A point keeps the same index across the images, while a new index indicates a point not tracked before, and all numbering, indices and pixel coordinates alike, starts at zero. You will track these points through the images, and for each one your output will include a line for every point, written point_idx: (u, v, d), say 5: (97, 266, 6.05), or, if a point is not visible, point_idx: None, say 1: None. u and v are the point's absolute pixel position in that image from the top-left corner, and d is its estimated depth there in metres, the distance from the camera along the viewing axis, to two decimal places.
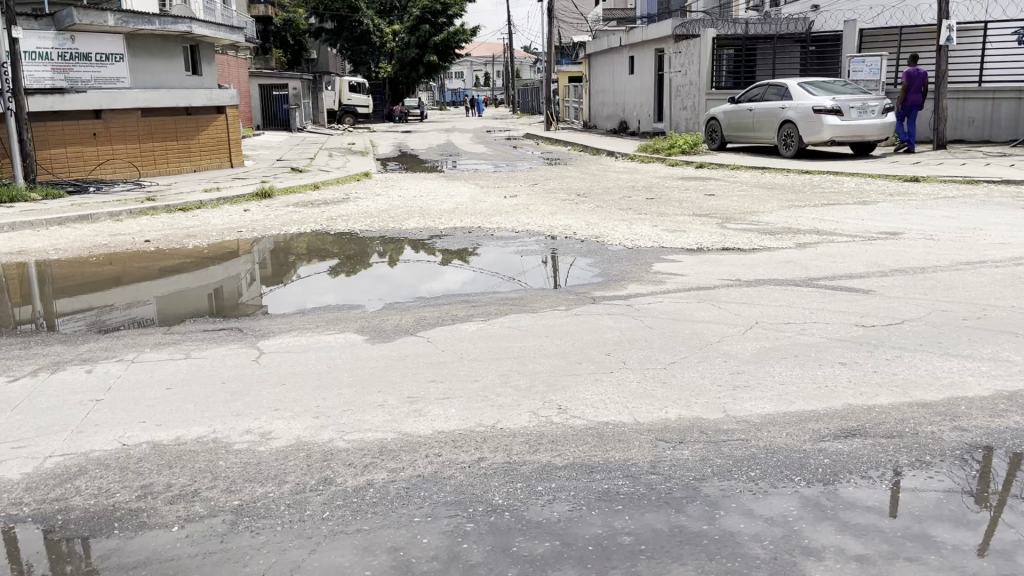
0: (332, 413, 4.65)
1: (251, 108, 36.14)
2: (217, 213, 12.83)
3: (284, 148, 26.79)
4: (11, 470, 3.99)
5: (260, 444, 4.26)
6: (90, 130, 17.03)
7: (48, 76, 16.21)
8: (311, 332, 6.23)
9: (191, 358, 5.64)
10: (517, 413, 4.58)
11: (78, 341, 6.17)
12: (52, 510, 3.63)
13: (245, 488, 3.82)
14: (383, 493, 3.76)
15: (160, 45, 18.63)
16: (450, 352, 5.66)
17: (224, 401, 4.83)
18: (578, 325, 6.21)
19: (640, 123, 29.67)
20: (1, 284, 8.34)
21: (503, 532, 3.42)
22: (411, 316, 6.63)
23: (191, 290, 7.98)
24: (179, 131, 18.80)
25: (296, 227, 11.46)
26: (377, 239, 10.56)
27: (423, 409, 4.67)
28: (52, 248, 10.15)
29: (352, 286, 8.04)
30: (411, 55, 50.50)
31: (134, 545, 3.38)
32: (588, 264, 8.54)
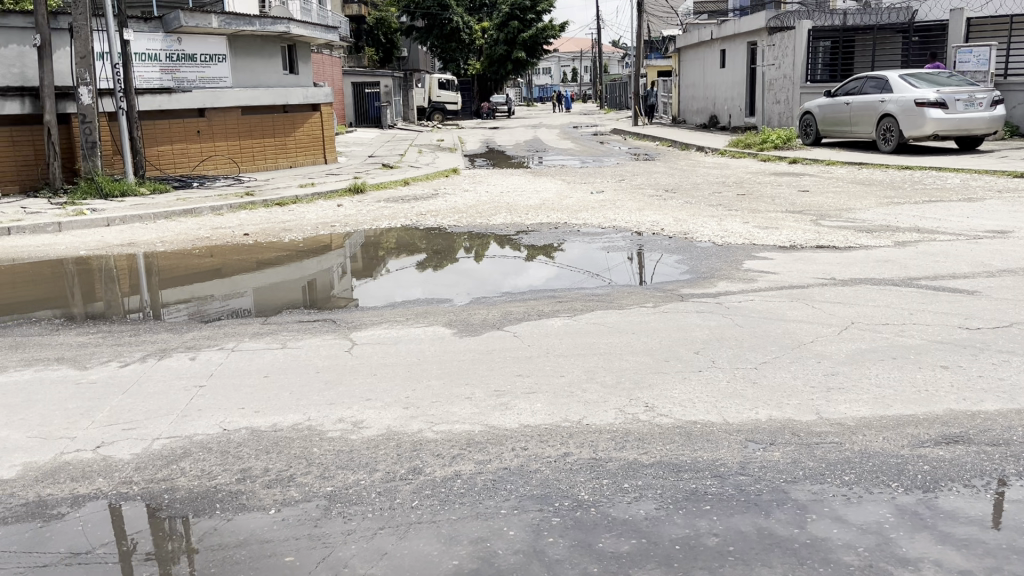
0: (421, 404, 4.74)
1: (344, 105, 36.99)
2: (311, 208, 13.18)
3: (375, 144, 27.34)
4: (123, 450, 4.21)
5: (352, 432, 4.38)
6: (194, 128, 17.76)
7: (156, 76, 17.28)
8: (401, 325, 6.36)
9: (287, 348, 5.84)
10: (604, 409, 4.57)
11: (182, 329, 6.47)
12: (159, 489, 3.82)
13: (338, 474, 3.94)
14: (470, 484, 3.82)
15: (259, 46, 19.31)
16: (536, 347, 5.69)
17: (318, 390, 4.99)
18: (666, 323, 6.14)
19: (731, 118, 29.06)
20: (112, 274, 8.80)
21: (589, 528, 3.43)
22: (498, 311, 6.69)
23: (284, 283, 8.21)
24: (276, 127, 19.41)
25: (387, 222, 11.70)
26: (464, 234, 10.69)
27: (509, 402, 4.71)
28: (159, 240, 10.65)
29: (439, 281, 8.14)
30: (500, 52, 50.60)
31: (234, 525, 3.53)
32: (677, 260, 8.45)
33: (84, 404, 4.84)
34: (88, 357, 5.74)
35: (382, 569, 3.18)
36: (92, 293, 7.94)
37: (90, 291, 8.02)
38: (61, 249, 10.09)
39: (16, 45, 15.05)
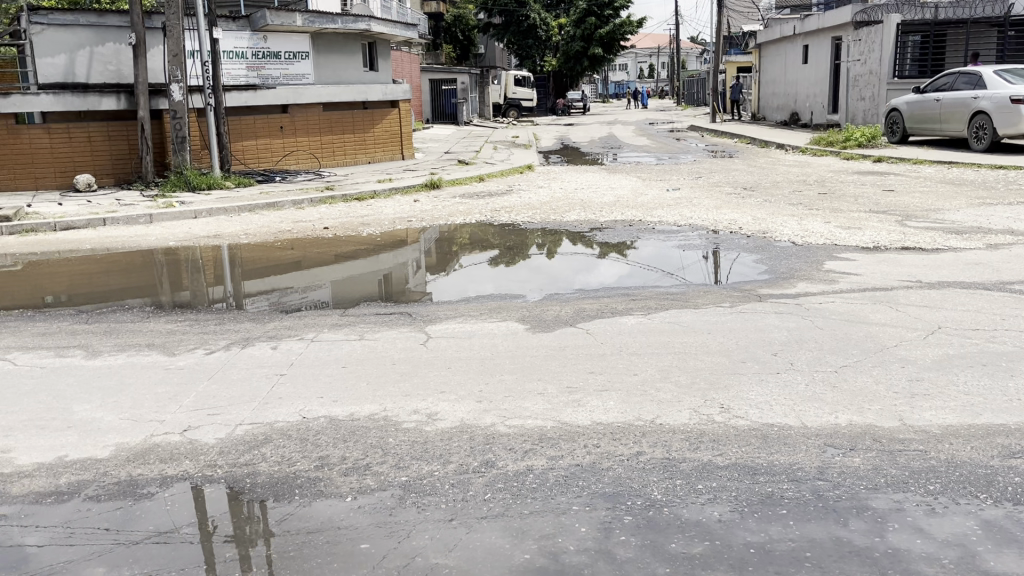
0: (494, 398, 4.78)
1: (422, 102, 37.46)
2: (388, 203, 13.40)
3: (451, 141, 27.62)
4: (208, 435, 4.36)
5: (426, 424, 4.44)
6: (277, 124, 18.23)
7: (243, 73, 17.80)
8: (476, 319, 6.42)
9: (365, 339, 5.96)
10: (678, 409, 4.53)
11: (264, 319, 6.67)
12: (241, 473, 3.95)
13: (412, 465, 4.01)
14: (542, 479, 3.83)
15: (341, 43, 19.69)
16: (610, 344, 5.66)
17: (395, 381, 5.08)
18: (743, 324, 6.04)
19: (813, 115, 28.34)
20: (199, 264, 9.13)
21: (661, 528, 3.40)
22: (572, 307, 6.69)
23: (362, 276, 8.37)
24: (356, 124, 19.77)
25: (462, 217, 11.81)
26: (538, 231, 10.70)
27: (582, 399, 4.71)
28: (242, 232, 10.99)
29: (512, 277, 8.19)
30: (576, 48, 50.37)
31: (312, 511, 3.62)
32: (754, 260, 8.30)
33: (172, 389, 5.04)
34: (176, 344, 5.97)
35: (454, 560, 3.23)
36: (180, 282, 8.24)
37: (177, 280, 8.33)
38: (151, 240, 10.51)
39: (112, 44, 15.69)
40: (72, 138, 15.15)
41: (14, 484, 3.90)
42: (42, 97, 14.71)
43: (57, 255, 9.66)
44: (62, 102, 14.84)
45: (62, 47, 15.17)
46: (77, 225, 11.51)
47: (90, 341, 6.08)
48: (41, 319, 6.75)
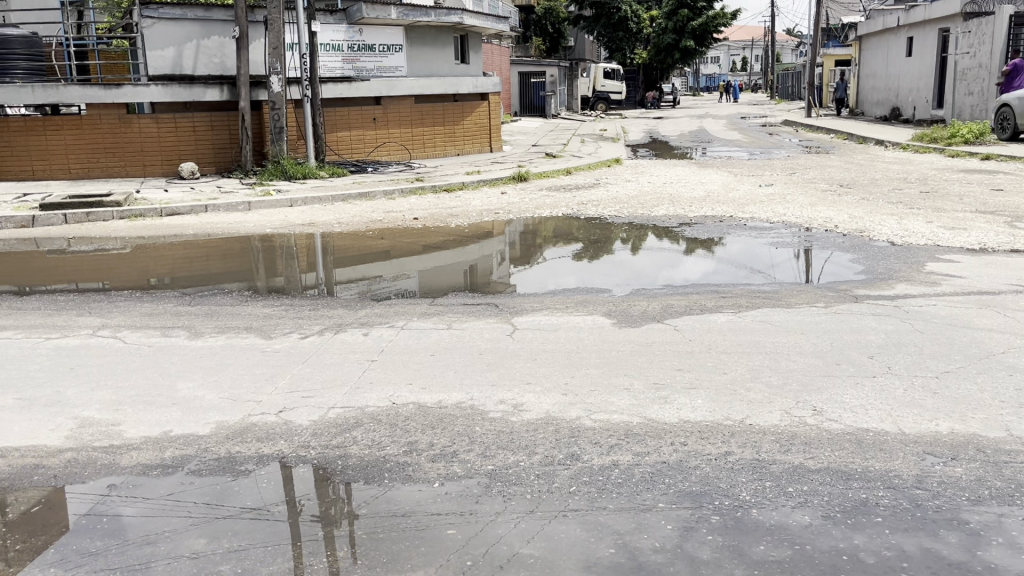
0: (579, 391, 4.78)
1: (511, 94, 37.62)
2: (476, 195, 13.51)
3: (539, 133, 27.62)
4: (302, 416, 4.50)
5: (513, 414, 4.48)
6: (370, 116, 18.58)
7: (338, 66, 18.13)
8: (562, 312, 6.43)
9: (452, 329, 6.04)
10: (769, 410, 4.43)
11: (356, 306, 6.83)
12: (333, 455, 4.07)
13: (498, 454, 4.04)
14: (628, 475, 3.81)
15: (433, 36, 19.89)
16: (698, 342, 5.58)
17: (482, 371, 5.14)
18: (837, 325, 5.86)
19: (916, 110, 27.21)
20: (293, 251, 9.42)
21: (749, 530, 3.35)
22: (659, 303, 6.62)
23: (448, 267, 8.46)
24: (445, 115, 19.98)
25: (549, 210, 11.82)
26: (624, 225, 10.61)
27: (669, 396, 4.66)
28: (335, 221, 11.26)
29: (597, 271, 8.16)
30: (668, 41, 49.54)
31: (400, 495, 3.70)
32: (850, 259, 8.04)
33: (269, 371, 5.22)
34: (272, 328, 6.17)
35: (538, 550, 3.25)
36: (275, 268, 8.51)
37: (273, 266, 8.61)
38: (249, 227, 10.87)
39: (217, 37, 16.26)
40: (177, 128, 15.79)
41: (124, 455, 4.11)
42: (152, 88, 15.37)
43: (162, 240, 10.11)
44: (170, 93, 15.47)
45: (171, 40, 15.79)
46: (181, 211, 12.01)
47: (192, 322, 6.34)
48: (148, 300, 7.07)
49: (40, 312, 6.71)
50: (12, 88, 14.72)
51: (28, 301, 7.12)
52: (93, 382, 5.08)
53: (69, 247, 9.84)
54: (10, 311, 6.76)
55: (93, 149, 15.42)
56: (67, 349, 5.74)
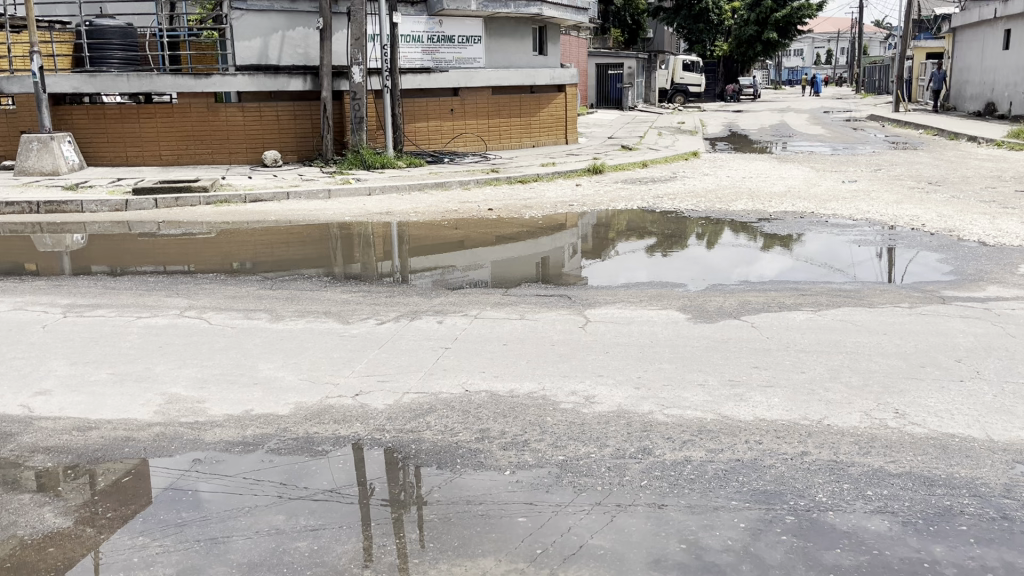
0: (652, 386, 4.74)
1: (587, 86, 37.39)
2: (551, 187, 13.50)
3: (615, 126, 27.39)
4: (377, 400, 4.59)
5: (584, 406, 4.47)
6: (448, 107, 18.72)
7: (418, 56, 18.45)
8: (636, 306, 6.38)
9: (525, 319, 6.06)
10: (848, 411, 4.32)
11: (431, 294, 6.92)
12: (407, 438, 4.14)
13: (570, 445, 4.05)
14: (700, 471, 3.78)
15: (512, 27, 19.92)
16: (775, 340, 5.47)
17: (554, 362, 5.15)
18: (922, 327, 5.66)
19: (1012, 105, 26.01)
20: (370, 239, 9.58)
21: (825, 533, 3.28)
22: (735, 299, 6.51)
23: (520, 258, 8.49)
24: (522, 107, 20.00)
25: (624, 203, 11.73)
26: (699, 220, 10.45)
27: (745, 394, 4.59)
28: (412, 211, 11.40)
29: (672, 266, 8.07)
30: (750, 32, 48.49)
31: (473, 481, 3.74)
32: (936, 259, 7.76)
33: (346, 355, 5.34)
34: (350, 313, 6.30)
35: (607, 542, 3.24)
36: (353, 256, 8.68)
37: (350, 253, 8.78)
38: (328, 214, 11.10)
39: (302, 28, 16.62)
40: (262, 117, 16.20)
41: (208, 431, 4.26)
42: (238, 78, 15.82)
43: (246, 225, 10.44)
44: (255, 82, 15.90)
45: (258, 31, 16.20)
46: (265, 197, 12.35)
47: (274, 306, 6.53)
48: (232, 283, 7.31)
49: (132, 291, 7.01)
50: (108, 76, 15.33)
51: (120, 280, 7.44)
52: (180, 360, 5.29)
53: (159, 230, 10.24)
54: (105, 290, 7.08)
55: (182, 136, 15.98)
56: (156, 327, 5.98)
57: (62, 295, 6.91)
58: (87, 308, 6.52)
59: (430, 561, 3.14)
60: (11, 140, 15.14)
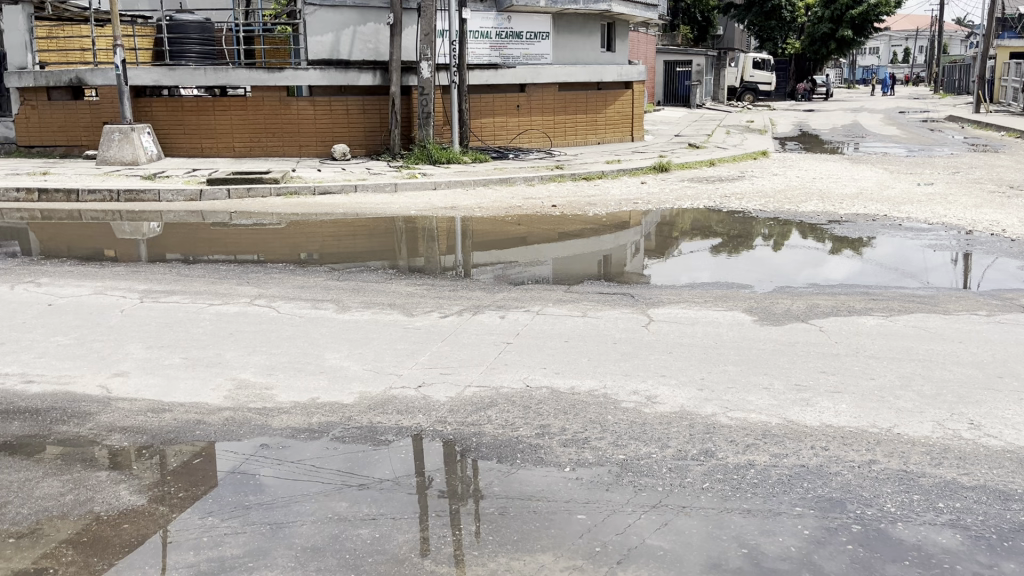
0: (716, 388, 4.68)
1: (654, 83, 37.01)
2: (616, 184, 13.42)
3: (681, 123, 27.07)
4: (439, 392, 4.64)
5: (646, 406, 4.44)
6: (514, 103, 18.76)
7: (486, 53, 18.29)
8: (700, 306, 6.31)
9: (588, 317, 6.04)
10: (919, 420, 4.20)
11: (494, 289, 6.94)
12: (468, 431, 4.17)
13: (630, 444, 4.03)
14: (764, 476, 3.72)
15: (581, 23, 19.83)
16: (844, 345, 5.35)
17: (616, 360, 5.13)
18: (1001, 336, 5.47)
19: None
20: (434, 233, 9.67)
21: (893, 545, 3.19)
22: (804, 302, 6.38)
23: (582, 256, 8.44)
24: (588, 103, 19.91)
25: (690, 202, 11.59)
26: (767, 220, 10.27)
27: (811, 399, 4.49)
28: (476, 206, 11.46)
29: (736, 267, 7.93)
30: (824, 30, 47.35)
31: (533, 476, 3.75)
32: (1016, 266, 7.48)
33: (410, 347, 5.40)
34: (414, 306, 6.37)
35: (666, 543, 3.22)
36: (417, 249, 8.78)
37: (415, 247, 8.88)
38: (394, 208, 11.24)
39: (373, 24, 16.78)
40: (332, 110, 16.47)
41: (274, 418, 4.36)
42: (310, 72, 16.11)
43: (314, 217, 10.62)
44: (327, 77, 16.18)
45: (330, 26, 16.42)
46: (333, 190, 12.55)
47: (341, 297, 6.64)
48: (300, 274, 7.46)
49: (204, 279, 7.20)
50: (186, 70, 15.79)
51: (193, 268, 7.65)
52: (249, 347, 5.43)
53: (231, 220, 10.51)
54: (178, 277, 7.29)
55: (254, 129, 16.36)
56: (228, 315, 6.14)
57: (139, 281, 7.15)
58: (162, 294, 6.72)
59: (489, 554, 3.16)
60: (93, 130, 15.69)
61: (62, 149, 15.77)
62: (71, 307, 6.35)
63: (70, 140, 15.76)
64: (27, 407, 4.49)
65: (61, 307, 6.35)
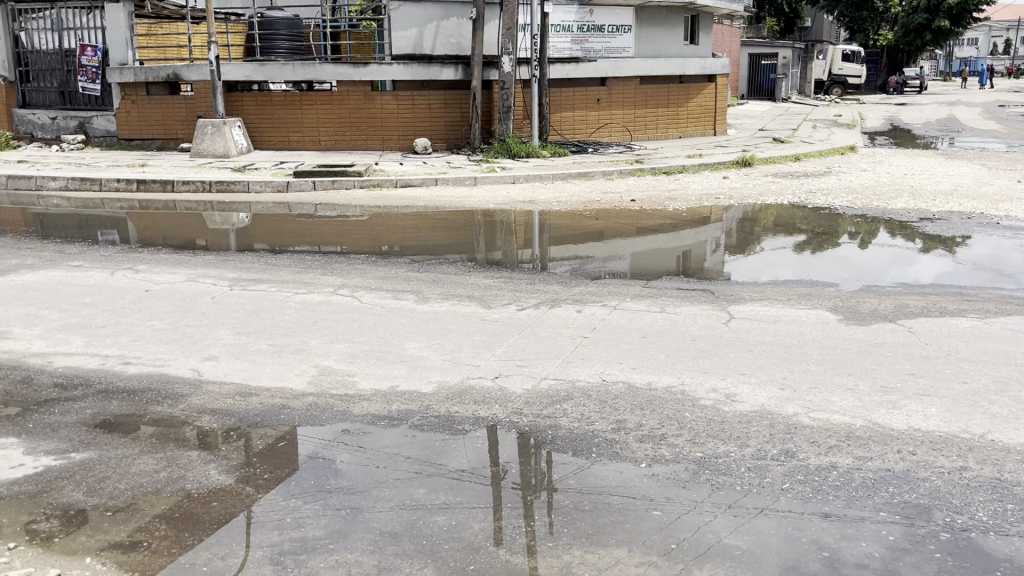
0: (798, 387, 4.58)
1: (738, 76, 36.26)
2: (697, 179, 13.22)
3: (766, 117, 26.48)
4: (516, 384, 4.68)
5: (725, 404, 4.38)
6: (595, 97, 18.64)
7: (568, 46, 18.35)
8: (783, 304, 6.17)
9: (666, 312, 5.99)
10: (1015, 427, 4.03)
11: (571, 283, 6.93)
12: (544, 424, 4.19)
13: (708, 442, 3.98)
14: (847, 479, 3.62)
15: (664, 17, 19.64)
16: (935, 346, 5.16)
17: (695, 357, 5.07)
18: None
19: None
20: (512, 226, 9.73)
21: (985, 556, 3.07)
22: (892, 302, 6.17)
23: (661, 251, 8.37)
24: (670, 97, 19.67)
25: (773, 198, 11.33)
26: (854, 218, 9.97)
27: (899, 401, 4.36)
28: (554, 200, 11.46)
29: (819, 266, 7.73)
30: (919, 21, 45.57)
31: (608, 471, 3.74)
32: None
33: (487, 338, 5.45)
34: (492, 298, 6.42)
35: (744, 543, 3.18)
36: (495, 242, 8.84)
37: (493, 240, 8.95)
38: (473, 201, 11.33)
39: (455, 18, 16.93)
40: (414, 105, 16.69)
41: (356, 404, 4.47)
42: (394, 67, 16.36)
43: (396, 210, 10.79)
44: (410, 72, 16.40)
45: (414, 21, 16.65)
46: (414, 183, 12.75)
47: (421, 288, 6.74)
48: (381, 265, 7.60)
49: (291, 269, 7.41)
50: (275, 65, 16.24)
51: (279, 258, 7.88)
52: (333, 335, 5.57)
53: (316, 211, 10.79)
54: (266, 266, 7.53)
55: (339, 123, 16.72)
56: (312, 304, 6.30)
57: (229, 270, 7.39)
58: (250, 282, 6.95)
59: (563, 546, 3.18)
60: (188, 124, 16.34)
61: (159, 141, 16.46)
62: (166, 293, 6.62)
63: (166, 134, 16.44)
64: (126, 387, 4.72)
65: (157, 293, 6.64)
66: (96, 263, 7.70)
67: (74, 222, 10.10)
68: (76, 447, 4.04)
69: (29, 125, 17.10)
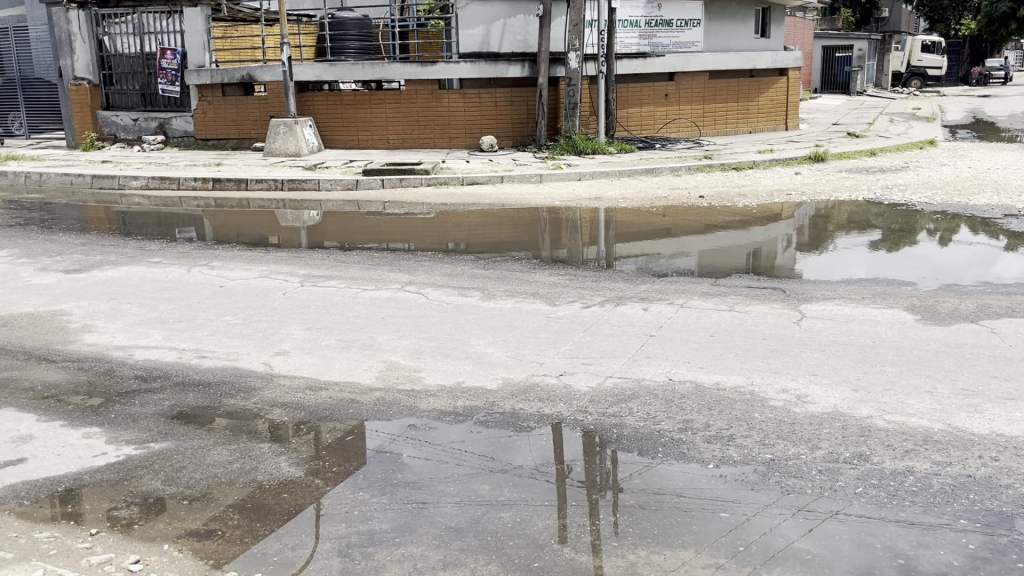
0: (873, 389, 4.44)
1: (812, 69, 35.34)
2: (767, 174, 12.96)
3: (841, 111, 25.77)
4: (581, 382, 4.66)
5: (795, 405, 4.28)
6: (663, 92, 18.43)
7: (635, 41, 18.04)
8: (857, 303, 5.99)
9: (734, 311, 5.89)
10: None
11: (637, 281, 6.87)
12: (609, 423, 4.16)
13: (778, 444, 3.90)
14: (925, 484, 3.50)
15: (734, 10, 19.29)
16: (1020, 348, 4.95)
17: (764, 356, 4.97)
18: None
19: None
20: (577, 223, 9.71)
21: None
22: (973, 302, 5.94)
23: (729, 249, 8.23)
24: (741, 91, 19.32)
25: (847, 194, 11.03)
26: (934, 214, 9.63)
27: (980, 405, 4.19)
28: (621, 197, 11.37)
29: (895, 264, 7.48)
30: (1003, 9, 43.67)
31: (675, 471, 3.70)
32: None
33: (552, 336, 5.45)
34: (558, 296, 6.41)
35: (815, 547, 3.10)
36: (560, 239, 8.81)
37: (559, 237, 8.92)
38: (539, 198, 11.33)
39: (522, 15, 16.93)
40: (481, 103, 16.76)
41: (422, 400, 4.52)
42: (461, 65, 16.46)
43: (462, 207, 10.85)
44: (477, 70, 16.49)
45: (481, 19, 16.72)
46: (481, 180, 12.81)
47: (487, 285, 6.77)
48: (448, 262, 7.66)
49: (359, 266, 7.53)
50: (345, 65, 16.50)
51: (348, 255, 8.02)
52: (400, 331, 5.63)
53: (384, 209, 10.94)
54: (335, 263, 7.66)
55: (407, 121, 16.92)
56: (380, 300, 6.39)
57: (299, 266, 7.54)
58: (320, 279, 7.08)
59: (628, 546, 3.15)
60: (262, 124, 16.74)
61: (234, 141, 16.92)
62: (240, 289, 6.80)
63: (240, 133, 16.88)
64: (201, 380, 4.86)
65: (231, 289, 6.82)
66: (174, 259, 7.96)
67: (155, 220, 10.45)
68: (155, 437, 4.18)
69: (113, 126, 17.77)
